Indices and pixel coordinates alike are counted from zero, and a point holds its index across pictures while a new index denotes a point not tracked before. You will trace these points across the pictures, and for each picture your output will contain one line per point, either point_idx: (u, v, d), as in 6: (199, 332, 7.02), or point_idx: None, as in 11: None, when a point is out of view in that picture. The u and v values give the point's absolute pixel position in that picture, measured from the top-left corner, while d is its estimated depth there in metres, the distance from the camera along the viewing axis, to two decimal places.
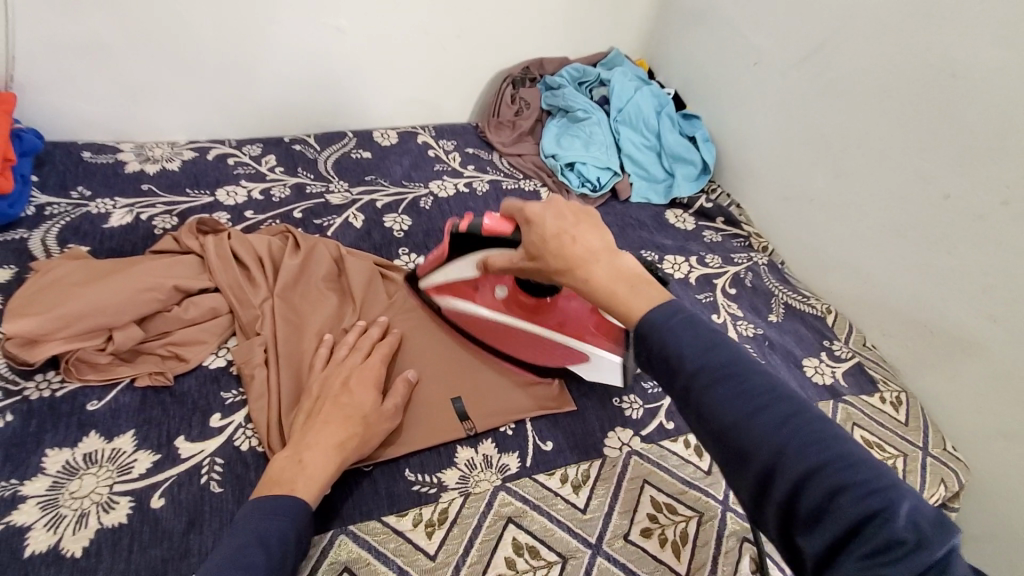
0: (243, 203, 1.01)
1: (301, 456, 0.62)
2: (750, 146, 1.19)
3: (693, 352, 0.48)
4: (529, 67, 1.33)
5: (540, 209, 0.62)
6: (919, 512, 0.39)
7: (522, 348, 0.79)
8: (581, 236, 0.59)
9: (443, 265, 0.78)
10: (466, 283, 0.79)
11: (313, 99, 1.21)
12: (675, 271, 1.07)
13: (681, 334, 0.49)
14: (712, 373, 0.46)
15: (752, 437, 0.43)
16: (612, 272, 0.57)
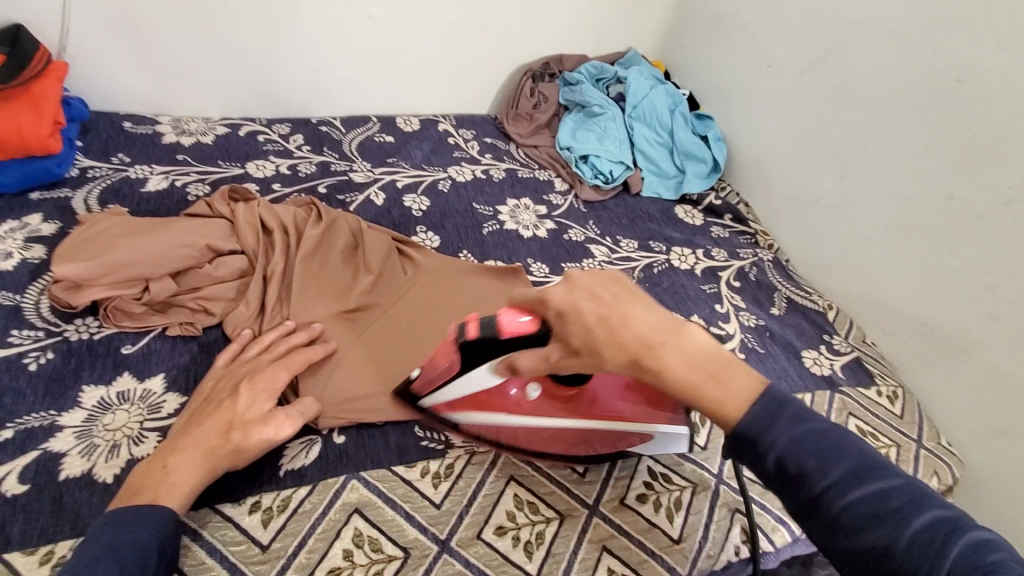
0: (271, 176, 1.06)
1: (166, 462, 0.59)
2: (761, 147, 1.22)
3: (780, 433, 0.49)
4: (549, 63, 1.37)
5: (570, 300, 0.56)
6: (909, 493, 0.45)
7: (553, 440, 0.70)
8: (631, 317, 0.55)
9: (452, 382, 0.66)
10: (484, 391, 0.68)
11: (342, 84, 1.26)
12: (682, 262, 1.10)
13: (765, 411, 0.50)
14: (808, 453, 0.48)
15: (865, 523, 0.44)
16: (687, 358, 0.54)
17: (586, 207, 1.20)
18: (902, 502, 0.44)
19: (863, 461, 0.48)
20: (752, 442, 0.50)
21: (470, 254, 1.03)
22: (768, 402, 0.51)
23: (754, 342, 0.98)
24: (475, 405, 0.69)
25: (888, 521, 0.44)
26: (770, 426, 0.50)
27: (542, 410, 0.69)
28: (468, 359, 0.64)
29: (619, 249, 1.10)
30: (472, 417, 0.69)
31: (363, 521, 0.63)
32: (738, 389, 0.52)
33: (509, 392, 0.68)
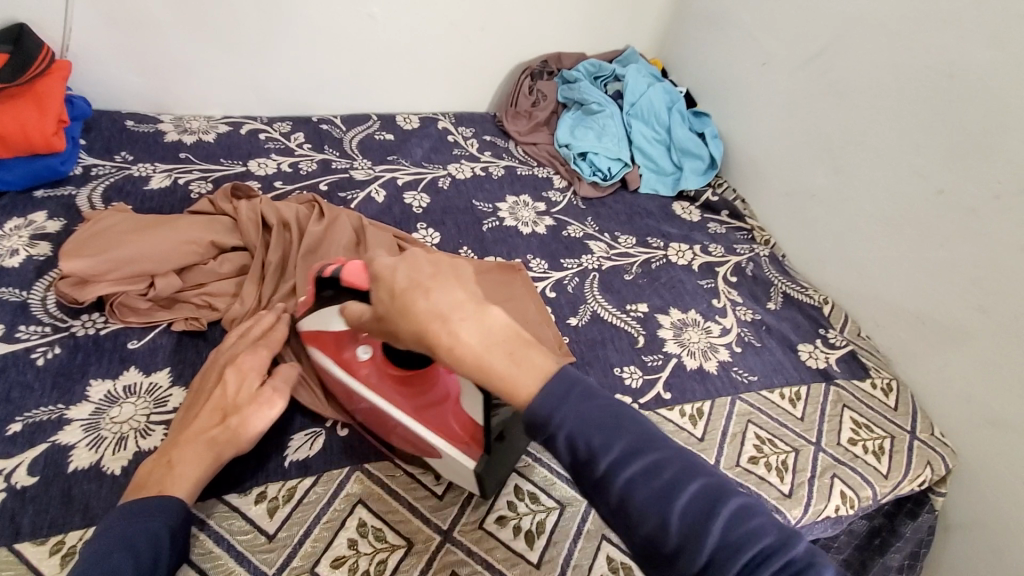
0: (273, 174, 1.07)
1: (170, 459, 0.59)
2: (757, 144, 1.24)
3: (565, 417, 0.48)
4: (547, 61, 1.38)
5: (392, 264, 0.53)
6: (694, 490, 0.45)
7: (369, 414, 0.68)
8: (436, 288, 0.51)
9: (314, 312, 0.68)
10: (336, 335, 0.68)
11: (341, 82, 1.27)
12: (679, 258, 1.11)
13: (558, 387, 0.49)
14: (592, 436, 0.47)
15: (641, 500, 0.45)
16: (482, 336, 0.50)
17: (585, 204, 1.21)
18: (668, 474, 0.46)
19: (642, 435, 0.48)
20: (543, 426, 0.49)
21: (471, 251, 1.04)
22: (561, 383, 0.50)
23: (750, 336, 0.99)
24: (320, 345, 0.70)
25: (656, 494, 0.45)
26: (558, 410, 0.48)
27: (368, 377, 0.66)
28: (324, 300, 0.66)
29: (617, 245, 1.12)
30: (316, 354, 0.70)
31: (368, 512, 0.64)
32: (531, 367, 0.50)
33: (353, 348, 0.67)
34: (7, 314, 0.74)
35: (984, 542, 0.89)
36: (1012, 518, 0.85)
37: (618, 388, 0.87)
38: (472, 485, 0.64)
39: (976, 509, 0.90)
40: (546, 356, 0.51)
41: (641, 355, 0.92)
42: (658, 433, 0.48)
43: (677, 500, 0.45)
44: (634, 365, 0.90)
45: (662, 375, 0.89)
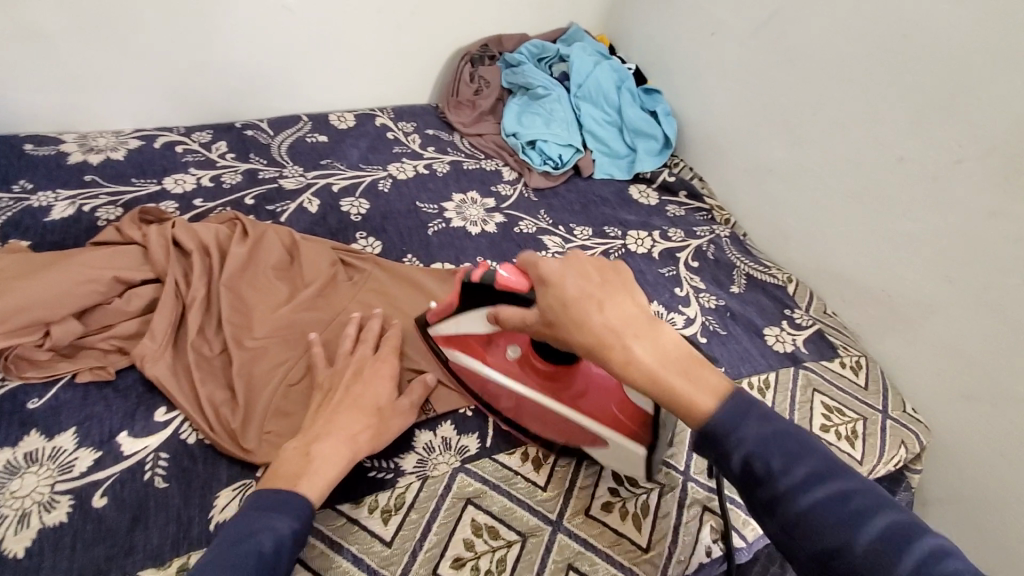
0: (192, 190, 0.97)
1: (308, 450, 0.59)
2: (712, 120, 1.18)
3: (744, 437, 0.50)
4: (488, 44, 1.30)
5: (560, 269, 0.57)
6: (937, 546, 0.43)
7: (514, 406, 0.72)
8: (609, 302, 0.55)
9: (452, 316, 0.71)
10: (479, 338, 0.72)
11: (264, 83, 1.17)
12: (638, 246, 1.06)
13: (730, 414, 0.51)
14: (768, 454, 0.49)
15: (825, 522, 0.45)
16: (656, 353, 0.54)
17: (536, 196, 1.14)
18: (820, 472, 0.47)
19: (829, 465, 0.48)
20: (717, 438, 0.51)
21: (417, 258, 0.96)
22: (735, 408, 0.51)
23: (715, 325, 0.95)
24: (464, 348, 0.73)
25: (810, 487, 0.47)
26: (722, 411, 0.51)
27: (516, 373, 0.71)
28: (465, 303, 0.69)
29: (573, 237, 1.06)
30: (458, 357, 0.73)
31: (307, 571, 0.58)
32: (704, 384, 0.53)
33: (500, 346, 0.72)
34: None
35: (960, 515, 0.88)
36: (984, 490, 0.84)
37: None
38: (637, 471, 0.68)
39: (950, 482, 0.88)
40: (721, 381, 0.54)
41: None
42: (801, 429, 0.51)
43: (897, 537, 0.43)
44: None
45: None
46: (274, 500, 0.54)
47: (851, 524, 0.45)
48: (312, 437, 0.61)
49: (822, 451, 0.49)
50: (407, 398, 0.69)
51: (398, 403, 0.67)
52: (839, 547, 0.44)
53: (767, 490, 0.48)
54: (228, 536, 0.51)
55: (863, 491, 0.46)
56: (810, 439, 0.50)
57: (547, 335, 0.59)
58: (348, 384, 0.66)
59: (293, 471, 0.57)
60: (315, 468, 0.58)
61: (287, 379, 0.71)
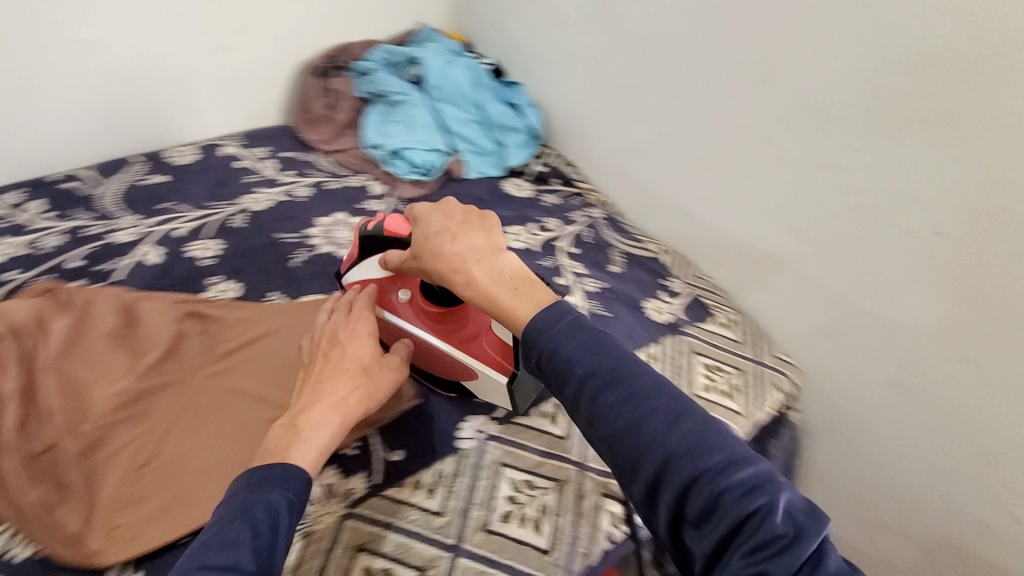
0: (3, 262, 0.85)
1: (296, 423, 0.58)
2: (571, 106, 1.20)
3: (609, 401, 0.47)
4: (335, 55, 1.23)
5: (428, 209, 0.61)
6: (793, 504, 0.43)
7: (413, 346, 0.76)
8: (464, 235, 0.59)
9: (358, 263, 0.77)
10: (382, 279, 0.76)
11: (80, 126, 1.04)
12: (517, 242, 1.05)
13: (600, 368, 0.48)
14: (634, 418, 0.46)
15: (689, 487, 0.44)
16: (491, 275, 0.57)
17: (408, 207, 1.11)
18: (679, 422, 0.46)
19: (704, 428, 0.46)
20: (581, 395, 0.48)
21: (284, 295, 0.89)
22: (591, 355, 0.49)
23: (599, 307, 0.96)
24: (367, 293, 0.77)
25: (666, 435, 0.45)
26: (585, 362, 0.49)
27: (405, 317, 0.74)
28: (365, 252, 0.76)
29: None
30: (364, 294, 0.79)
31: None
32: (530, 300, 0.54)
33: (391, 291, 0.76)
34: None
35: (838, 447, 0.93)
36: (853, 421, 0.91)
37: (469, 407, 0.76)
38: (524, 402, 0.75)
39: (828, 414, 0.93)
40: (550, 294, 0.55)
41: None
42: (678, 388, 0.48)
43: (763, 501, 0.42)
44: None
45: None
46: (268, 474, 0.52)
47: (707, 483, 0.43)
48: (303, 406, 0.59)
49: (684, 399, 0.47)
50: (393, 355, 0.68)
51: (387, 359, 0.67)
52: (698, 512, 0.43)
53: (642, 457, 0.46)
54: (226, 509, 0.49)
55: (719, 438, 0.45)
56: (672, 387, 0.48)
57: (417, 270, 0.64)
58: (327, 350, 0.65)
59: (283, 444, 0.55)
60: (307, 435, 0.56)
61: (137, 460, 0.66)
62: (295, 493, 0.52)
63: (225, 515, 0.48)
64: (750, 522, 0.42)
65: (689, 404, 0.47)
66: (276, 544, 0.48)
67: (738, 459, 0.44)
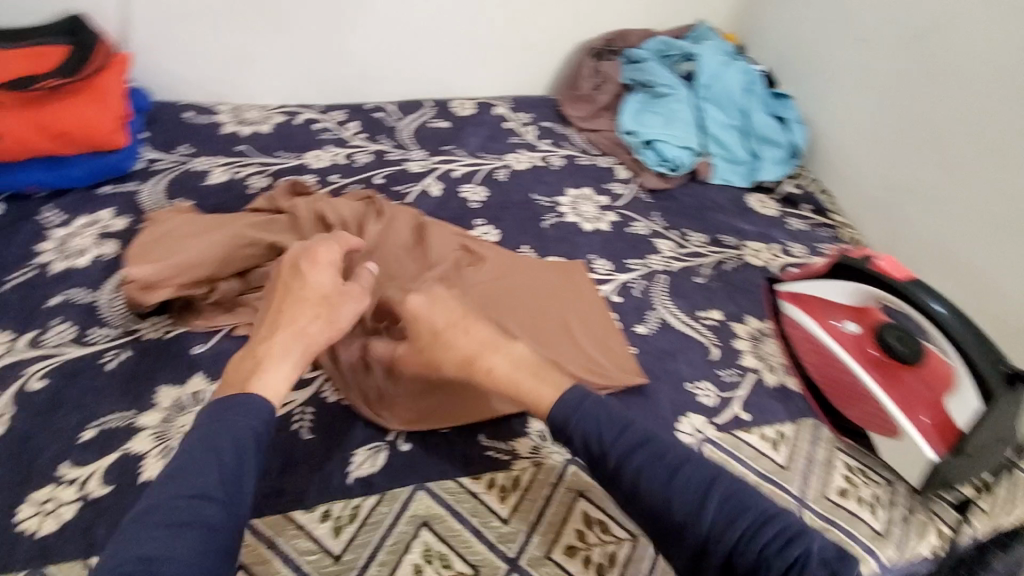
0: (329, 166, 1.04)
1: (255, 351, 0.61)
2: (847, 133, 1.13)
3: (652, 471, 0.55)
4: (612, 40, 1.27)
5: (427, 308, 0.67)
6: (824, 547, 0.53)
7: (836, 382, 0.82)
8: (472, 326, 0.66)
9: (812, 279, 0.86)
10: (826, 302, 0.85)
11: (394, 69, 1.21)
12: (757, 259, 1.02)
13: (626, 444, 0.57)
14: (672, 492, 0.54)
15: (740, 542, 0.52)
16: (511, 364, 0.64)
17: (651, 198, 1.12)
18: (705, 484, 0.55)
19: (739, 497, 0.54)
20: (625, 468, 0.56)
21: (532, 250, 0.97)
22: (608, 429, 0.58)
23: None
24: (806, 309, 0.87)
25: (700, 510, 0.53)
26: (622, 439, 0.57)
27: (852, 350, 0.81)
28: (836, 275, 0.83)
29: (688, 244, 1.03)
30: (795, 311, 0.88)
31: (433, 535, 0.62)
32: (552, 387, 0.62)
33: (842, 321, 0.83)
34: (77, 316, 0.75)
35: None
36: None
37: (690, 406, 0.79)
38: (916, 479, 0.75)
39: None
40: (567, 381, 0.63)
41: (714, 369, 0.85)
42: (719, 467, 0.57)
43: (804, 546, 0.52)
44: (708, 382, 0.83)
45: (738, 394, 0.82)
46: (235, 405, 0.55)
47: (750, 542, 0.52)
48: (263, 335, 0.62)
49: (708, 465, 0.57)
50: (355, 283, 0.71)
51: (345, 288, 0.69)
52: (747, 563, 0.51)
53: (693, 531, 0.53)
54: (203, 424, 0.54)
55: (750, 501, 0.54)
56: (698, 457, 0.57)
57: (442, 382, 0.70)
58: (289, 278, 0.67)
59: (242, 375, 0.58)
60: (266, 367, 0.59)
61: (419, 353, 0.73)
62: (261, 423, 0.55)
63: (190, 445, 0.52)
64: (794, 569, 0.50)
65: (727, 473, 0.57)
66: (248, 461, 0.52)
67: (779, 515, 0.54)
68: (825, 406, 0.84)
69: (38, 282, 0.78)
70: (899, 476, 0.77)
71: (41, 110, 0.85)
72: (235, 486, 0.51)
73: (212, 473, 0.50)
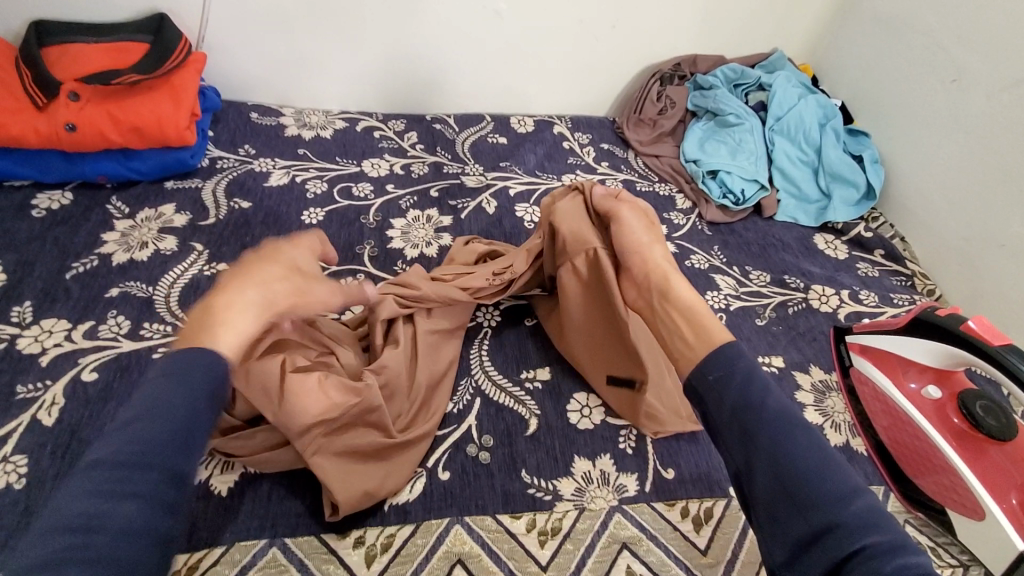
0: (385, 176, 1.04)
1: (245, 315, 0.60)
2: (930, 179, 1.05)
3: (783, 440, 0.52)
4: (680, 65, 1.24)
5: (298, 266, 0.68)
6: None
7: (905, 445, 0.75)
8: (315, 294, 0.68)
9: (882, 332, 0.80)
10: (900, 358, 0.78)
11: (458, 81, 1.21)
12: (822, 304, 0.96)
13: (754, 396, 0.56)
14: (807, 471, 0.50)
15: (870, 539, 0.46)
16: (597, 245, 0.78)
17: (711, 230, 1.08)
18: (849, 496, 0.49)
19: (869, 508, 0.48)
20: (759, 425, 0.54)
21: None
22: (754, 394, 0.56)
23: None
24: (879, 363, 0.80)
25: (837, 500, 0.48)
26: (796, 438, 0.53)
27: (927, 413, 0.73)
28: (914, 331, 0.76)
29: (749, 282, 0.98)
30: (867, 366, 0.81)
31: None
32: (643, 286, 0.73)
33: (919, 382, 0.76)
34: (133, 310, 0.76)
35: None
36: None
37: None
38: (999, 563, 0.65)
39: None
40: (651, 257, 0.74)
41: None
42: (851, 475, 0.51)
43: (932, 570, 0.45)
44: None
45: None
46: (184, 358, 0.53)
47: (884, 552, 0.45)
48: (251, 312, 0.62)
49: (853, 480, 0.51)
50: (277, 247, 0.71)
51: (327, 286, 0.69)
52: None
53: (822, 517, 0.48)
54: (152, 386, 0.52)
55: (886, 521, 0.47)
56: (836, 465, 0.51)
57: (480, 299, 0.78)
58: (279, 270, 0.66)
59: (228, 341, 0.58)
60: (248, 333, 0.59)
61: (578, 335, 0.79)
62: (208, 384, 0.53)
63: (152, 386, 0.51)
64: None
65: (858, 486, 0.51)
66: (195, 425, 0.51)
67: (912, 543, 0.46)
68: (892, 470, 0.77)
69: (100, 272, 0.79)
70: (976, 559, 0.68)
71: (120, 105, 0.87)
72: (191, 455, 0.50)
73: (161, 430, 0.49)
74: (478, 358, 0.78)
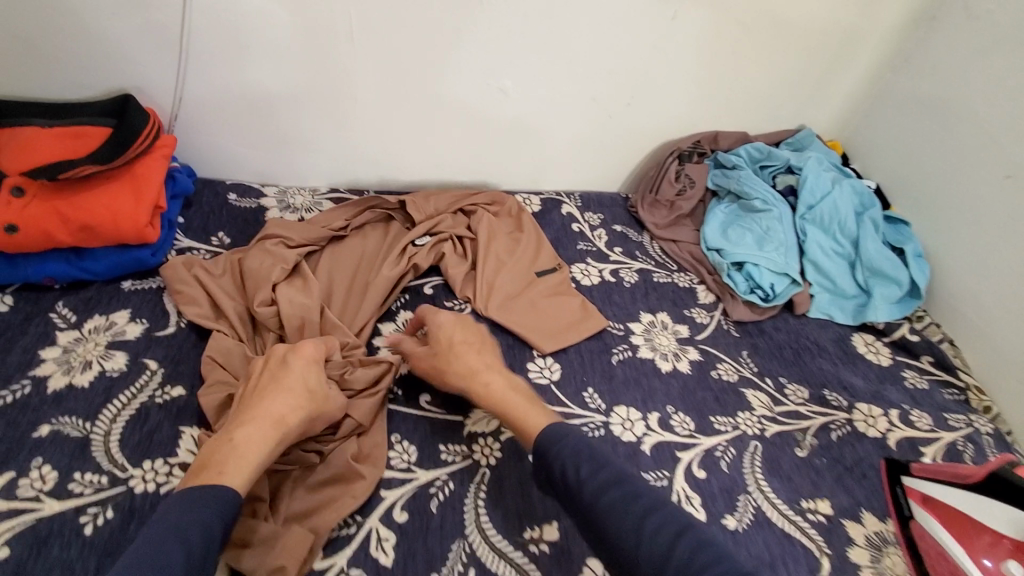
0: None
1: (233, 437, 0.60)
2: (984, 281, 0.94)
3: (600, 488, 0.57)
4: (701, 141, 1.15)
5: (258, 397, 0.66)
6: None
7: None
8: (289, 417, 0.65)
9: (953, 483, 0.70)
10: (976, 522, 0.66)
11: (458, 159, 1.11)
12: (868, 428, 0.84)
13: (574, 453, 0.60)
14: (610, 514, 0.55)
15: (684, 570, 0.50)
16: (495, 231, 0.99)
17: (738, 331, 0.96)
18: (665, 529, 0.53)
19: (683, 533, 0.53)
20: (594, 486, 0.57)
21: (599, 396, 0.82)
22: (582, 456, 0.60)
23: None
24: (946, 520, 0.68)
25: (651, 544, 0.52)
26: (586, 472, 0.58)
27: None
28: (988, 487, 0.67)
29: (784, 398, 0.86)
30: (932, 521, 0.68)
31: None
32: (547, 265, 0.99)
33: (997, 555, 0.63)
34: (64, 456, 0.63)
35: None
36: None
37: None
38: None
39: None
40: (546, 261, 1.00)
41: None
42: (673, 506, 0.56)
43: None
44: None
45: None
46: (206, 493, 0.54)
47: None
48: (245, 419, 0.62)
49: (672, 509, 0.56)
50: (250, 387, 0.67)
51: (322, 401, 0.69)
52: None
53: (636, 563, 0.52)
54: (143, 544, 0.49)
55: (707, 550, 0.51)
56: (654, 498, 0.56)
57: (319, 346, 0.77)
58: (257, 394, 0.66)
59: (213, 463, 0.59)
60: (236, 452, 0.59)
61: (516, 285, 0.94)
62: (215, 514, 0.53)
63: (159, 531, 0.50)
64: None
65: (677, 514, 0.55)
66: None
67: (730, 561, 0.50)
68: None
69: (30, 404, 0.67)
70: None
71: (70, 200, 0.77)
72: None
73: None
74: (473, 512, 0.67)
